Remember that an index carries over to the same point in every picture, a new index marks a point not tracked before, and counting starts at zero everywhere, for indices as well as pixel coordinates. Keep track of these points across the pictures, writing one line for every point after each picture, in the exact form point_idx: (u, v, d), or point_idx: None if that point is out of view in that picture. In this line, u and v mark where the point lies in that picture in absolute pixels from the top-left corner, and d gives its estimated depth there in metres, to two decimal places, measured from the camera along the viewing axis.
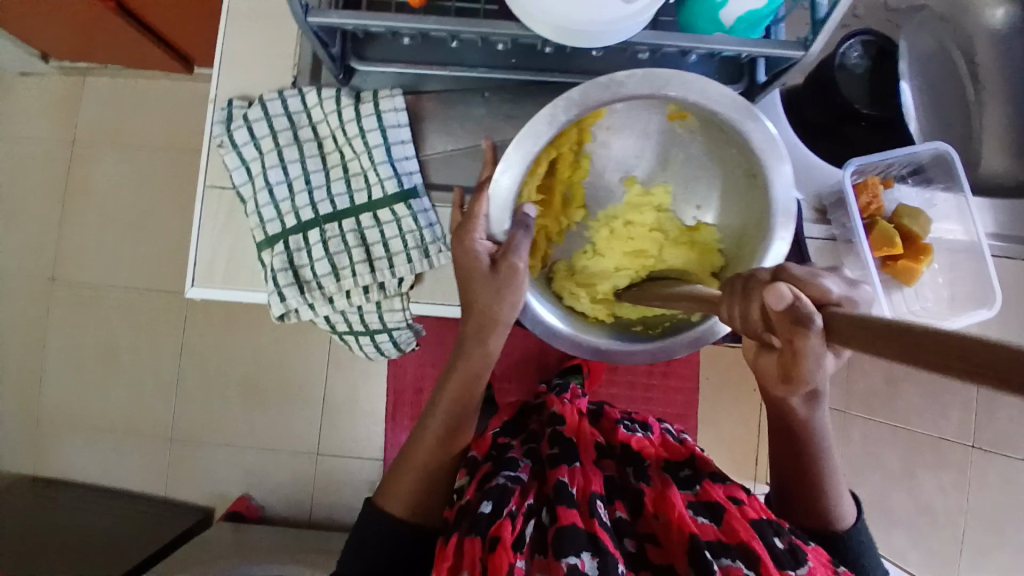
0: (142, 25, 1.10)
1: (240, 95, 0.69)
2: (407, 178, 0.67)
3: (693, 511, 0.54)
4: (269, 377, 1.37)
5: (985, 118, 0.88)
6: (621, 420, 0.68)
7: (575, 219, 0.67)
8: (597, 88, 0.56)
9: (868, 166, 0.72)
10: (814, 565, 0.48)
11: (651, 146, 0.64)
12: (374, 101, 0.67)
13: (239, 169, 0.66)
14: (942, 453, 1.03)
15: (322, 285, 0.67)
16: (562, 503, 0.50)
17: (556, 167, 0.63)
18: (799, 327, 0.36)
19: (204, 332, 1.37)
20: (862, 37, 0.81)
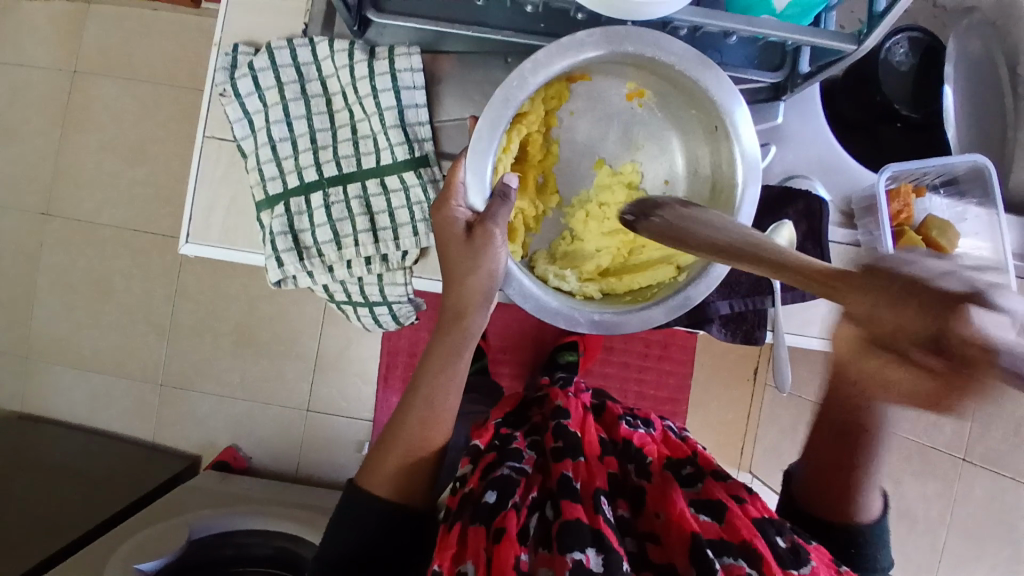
0: None
1: (246, 40, 0.64)
2: (419, 145, 0.64)
3: (695, 509, 0.52)
4: (262, 330, 1.35)
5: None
6: (623, 415, 0.66)
7: (551, 205, 0.68)
8: (557, 49, 0.53)
9: (903, 173, 0.68)
10: (817, 564, 0.47)
11: (613, 124, 0.66)
12: (389, 58, 0.62)
13: (241, 120, 0.62)
14: (933, 462, 1.03)
15: (323, 253, 0.64)
16: (565, 498, 0.48)
17: (527, 149, 0.63)
18: (938, 338, 0.30)
19: (198, 279, 1.35)
20: (910, 34, 0.76)
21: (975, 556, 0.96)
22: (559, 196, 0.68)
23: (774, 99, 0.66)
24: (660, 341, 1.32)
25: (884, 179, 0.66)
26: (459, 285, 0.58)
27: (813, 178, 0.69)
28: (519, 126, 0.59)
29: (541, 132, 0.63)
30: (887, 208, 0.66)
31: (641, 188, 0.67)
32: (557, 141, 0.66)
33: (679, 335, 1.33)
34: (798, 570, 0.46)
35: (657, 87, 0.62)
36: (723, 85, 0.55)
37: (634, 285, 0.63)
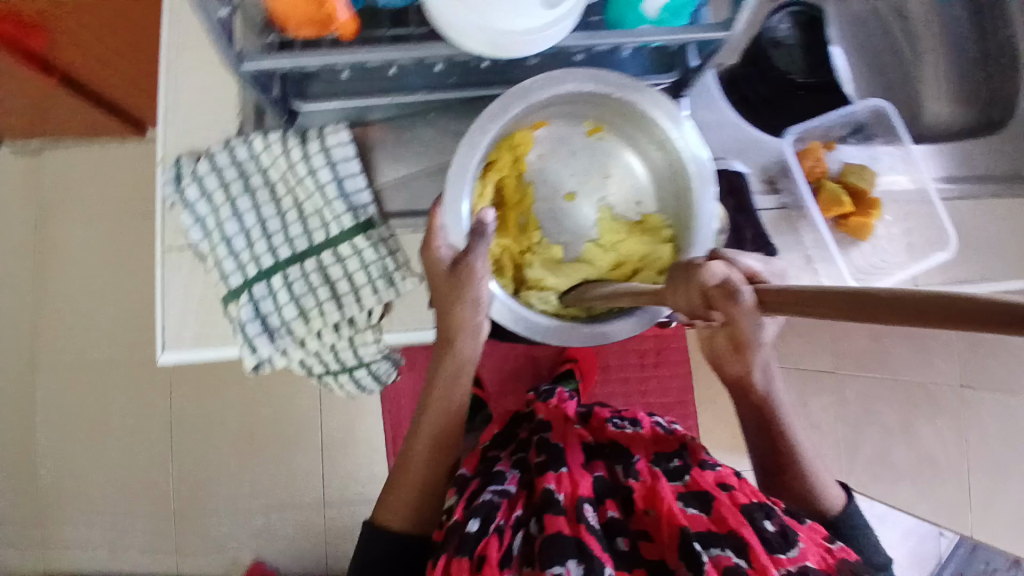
0: (78, 90, 1.10)
1: (186, 151, 0.69)
2: (363, 211, 0.67)
3: (684, 503, 0.54)
4: (263, 430, 1.35)
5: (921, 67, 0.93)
6: (611, 418, 0.69)
7: (535, 241, 0.68)
8: (508, 96, 0.58)
9: (807, 133, 0.74)
10: (805, 546, 0.49)
11: (584, 164, 0.69)
12: (319, 138, 0.66)
13: (194, 225, 0.66)
14: (935, 399, 1.08)
15: (292, 329, 0.66)
16: (548, 511, 0.50)
17: (503, 193, 0.67)
18: (731, 300, 0.42)
19: (192, 395, 1.35)
20: (791, 8, 0.82)
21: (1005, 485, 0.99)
22: (542, 232, 0.68)
23: (677, 97, 0.72)
24: (652, 348, 1.36)
25: (790, 143, 0.73)
26: (445, 315, 0.59)
27: (731, 157, 0.73)
28: (491, 174, 0.64)
29: (510, 176, 0.67)
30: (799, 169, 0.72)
31: (615, 215, 0.69)
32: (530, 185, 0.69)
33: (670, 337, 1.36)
34: (785, 554, 0.48)
35: (610, 117, 0.66)
36: (664, 99, 0.61)
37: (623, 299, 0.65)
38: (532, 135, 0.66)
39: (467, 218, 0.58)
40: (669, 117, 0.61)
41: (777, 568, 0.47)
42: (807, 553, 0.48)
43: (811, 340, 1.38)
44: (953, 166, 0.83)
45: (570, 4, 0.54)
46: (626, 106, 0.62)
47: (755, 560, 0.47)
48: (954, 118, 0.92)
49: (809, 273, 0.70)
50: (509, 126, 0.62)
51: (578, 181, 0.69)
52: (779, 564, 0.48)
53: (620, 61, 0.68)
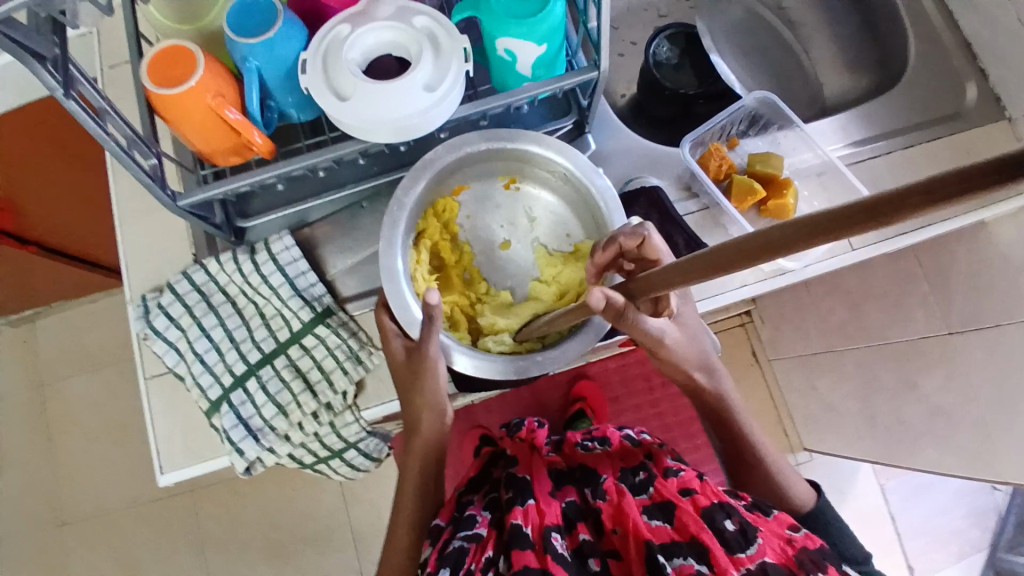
0: (50, 252, 1.21)
1: (151, 287, 0.75)
2: (318, 301, 0.72)
3: (649, 516, 0.61)
4: (293, 539, 1.36)
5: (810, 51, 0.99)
6: (580, 444, 0.79)
7: (483, 291, 0.72)
8: (417, 169, 0.67)
9: (704, 136, 0.79)
10: (761, 543, 0.57)
11: (512, 212, 0.74)
12: (266, 247, 0.72)
13: (169, 352, 0.71)
14: (926, 350, 1.07)
15: (274, 427, 0.69)
16: (516, 547, 0.55)
17: (441, 257, 0.72)
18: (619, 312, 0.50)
19: (216, 521, 1.37)
20: (667, 32, 0.89)
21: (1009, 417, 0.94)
22: (487, 282, 0.73)
23: (582, 135, 0.78)
24: (656, 370, 1.41)
25: (688, 150, 0.78)
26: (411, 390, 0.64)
27: (646, 174, 0.78)
28: (425, 241, 0.70)
29: (445, 241, 0.72)
30: (703, 171, 0.76)
31: (550, 250, 0.74)
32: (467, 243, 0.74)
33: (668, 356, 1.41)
34: (744, 553, 0.55)
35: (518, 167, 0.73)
36: (551, 140, 0.69)
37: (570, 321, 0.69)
38: (455, 201, 0.72)
39: (406, 290, 0.64)
40: (567, 156, 0.69)
41: (738, 567, 0.54)
42: (764, 549, 0.56)
43: (800, 322, 1.39)
44: (873, 122, 0.82)
45: (448, 82, 0.60)
46: (524, 154, 0.70)
47: (715, 562, 0.54)
48: (851, 84, 0.96)
49: None
50: (427, 194, 0.70)
51: (509, 229, 0.74)
52: (739, 563, 0.55)
53: (522, 116, 0.75)
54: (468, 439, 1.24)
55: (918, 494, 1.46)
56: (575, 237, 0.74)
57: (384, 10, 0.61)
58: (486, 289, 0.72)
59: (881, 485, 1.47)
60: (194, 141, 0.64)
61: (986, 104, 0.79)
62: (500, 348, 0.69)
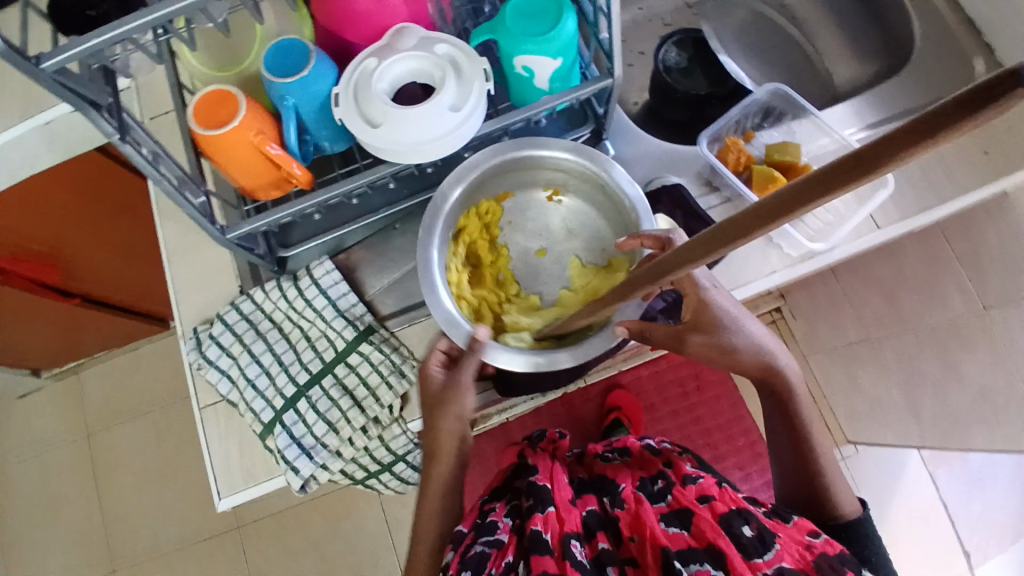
0: (93, 302, 1.26)
1: (201, 319, 0.79)
2: (360, 320, 0.75)
3: (668, 522, 0.64)
4: (341, 568, 1.37)
5: (815, 43, 1.01)
6: (602, 457, 0.82)
7: (514, 294, 0.75)
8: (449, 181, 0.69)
9: (720, 132, 0.81)
10: (780, 548, 0.59)
11: (551, 223, 0.77)
12: (308, 274, 0.75)
13: (222, 379, 0.74)
14: None
15: (326, 444, 0.71)
16: (535, 553, 0.58)
17: (478, 255, 0.75)
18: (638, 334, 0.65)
19: (265, 555, 1.39)
20: (674, 38, 0.92)
21: None
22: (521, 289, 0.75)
23: (601, 142, 0.80)
24: (691, 374, 1.40)
25: (705, 145, 0.79)
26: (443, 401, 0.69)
27: (665, 173, 0.80)
28: (461, 238, 0.73)
29: (483, 239, 0.75)
30: (725, 165, 0.77)
31: (584, 265, 0.75)
32: (506, 247, 0.77)
33: (703, 359, 1.40)
34: (762, 558, 0.58)
35: (563, 179, 0.75)
36: (591, 149, 0.70)
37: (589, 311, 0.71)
38: (499, 205, 0.75)
39: (437, 274, 0.67)
40: (602, 166, 0.70)
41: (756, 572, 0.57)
42: (782, 554, 0.58)
43: None
44: (889, 103, 0.83)
45: (472, 101, 0.64)
46: (566, 163, 0.72)
47: (733, 568, 0.57)
48: (860, 72, 0.97)
49: (773, 248, 0.75)
50: (467, 198, 0.72)
51: (547, 238, 0.77)
52: (756, 569, 0.57)
53: (541, 129, 0.79)
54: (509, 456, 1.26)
55: None
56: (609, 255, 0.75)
57: (408, 41, 0.66)
58: (518, 293, 0.75)
59: (930, 473, 1.34)
60: (238, 177, 0.68)
61: (995, 74, 0.82)
62: (518, 342, 0.69)
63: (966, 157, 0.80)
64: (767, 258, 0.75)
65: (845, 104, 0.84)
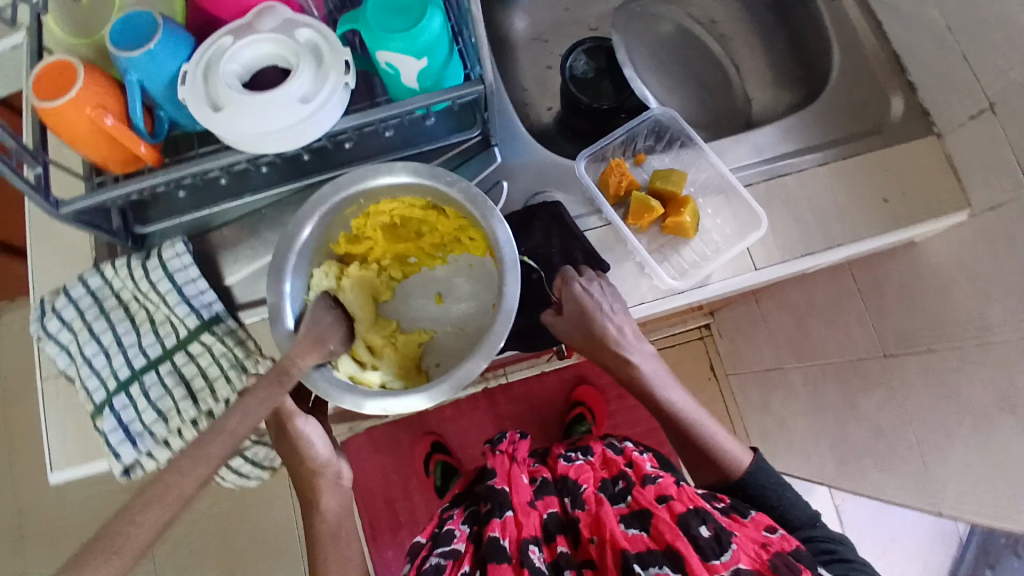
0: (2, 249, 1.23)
1: (51, 290, 0.76)
2: (207, 309, 0.72)
3: (626, 526, 0.70)
4: (240, 544, 1.35)
5: (741, 65, 1.00)
6: (565, 453, 0.85)
7: (395, 277, 0.73)
8: (341, 183, 0.63)
9: (604, 152, 0.81)
10: (736, 548, 0.64)
11: (456, 293, 0.72)
12: (158, 255, 0.72)
13: (58, 355, 0.71)
14: (868, 371, 0.99)
15: (154, 432, 0.69)
16: (494, 561, 0.68)
17: (425, 233, 0.70)
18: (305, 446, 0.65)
19: None
20: (584, 46, 0.90)
21: (937, 443, 0.88)
22: (391, 296, 0.73)
23: (487, 148, 0.77)
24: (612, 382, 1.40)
25: (584, 164, 0.78)
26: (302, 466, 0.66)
27: (550, 188, 0.78)
28: (406, 210, 0.67)
29: (441, 238, 0.70)
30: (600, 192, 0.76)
31: (421, 352, 0.71)
32: (447, 262, 0.73)
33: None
34: (718, 559, 0.63)
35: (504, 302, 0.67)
36: (517, 275, 0.61)
37: (367, 351, 0.67)
38: (482, 251, 0.70)
39: (314, 218, 0.63)
40: (510, 283, 0.61)
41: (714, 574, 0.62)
42: (738, 555, 0.63)
43: (753, 336, 1.33)
44: (791, 137, 0.82)
45: (326, 92, 0.60)
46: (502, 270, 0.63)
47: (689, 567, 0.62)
48: (776, 97, 0.98)
49: (645, 277, 0.74)
50: (435, 199, 0.66)
51: (450, 293, 0.72)
52: (711, 570, 0.62)
53: (428, 127, 0.75)
54: (420, 445, 1.35)
55: (877, 515, 1.44)
56: (432, 370, 0.71)
57: (268, 23, 0.62)
58: (389, 285, 0.72)
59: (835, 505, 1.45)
60: (85, 153, 0.64)
61: (911, 116, 0.81)
62: (323, 287, 0.66)
63: (858, 208, 0.77)
64: (638, 286, 0.74)
65: (750, 133, 0.83)
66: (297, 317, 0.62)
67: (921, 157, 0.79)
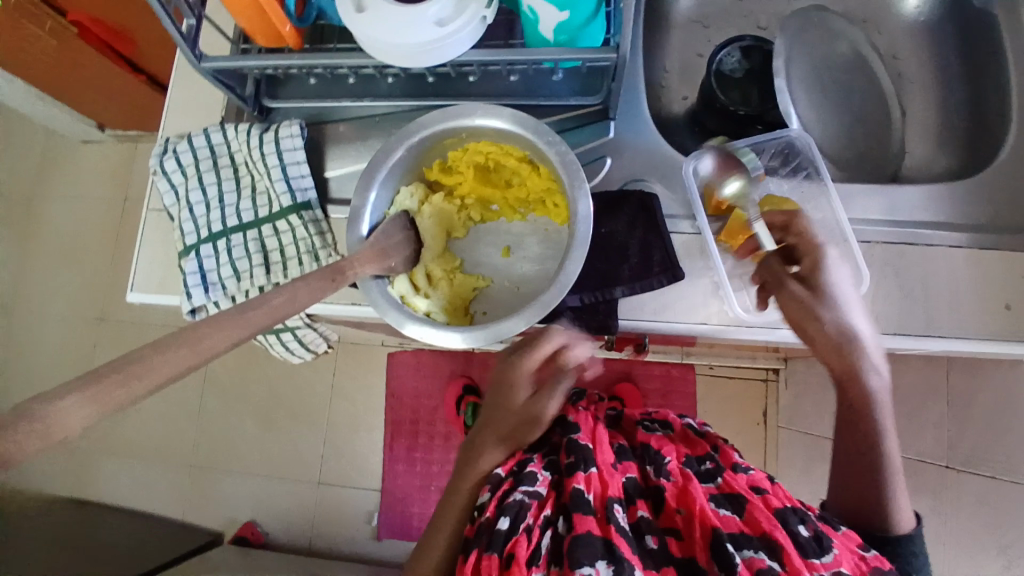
0: (153, 81, 1.36)
1: (181, 134, 0.83)
2: (301, 193, 0.76)
3: (716, 505, 0.59)
4: (275, 408, 1.48)
5: (909, 110, 0.90)
6: (642, 423, 0.76)
7: (473, 218, 0.74)
8: (452, 112, 0.65)
9: (719, 158, 0.76)
10: (839, 553, 0.55)
11: (526, 251, 0.72)
12: (276, 131, 0.77)
13: (170, 193, 0.79)
14: (922, 476, 0.91)
15: (225, 286, 0.75)
16: (578, 511, 0.56)
17: (515, 184, 0.71)
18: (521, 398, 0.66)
19: (221, 366, 1.51)
20: (742, 43, 0.84)
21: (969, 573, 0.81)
22: (464, 235, 0.74)
23: (604, 119, 0.76)
24: (656, 388, 1.41)
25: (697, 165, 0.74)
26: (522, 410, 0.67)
27: (651, 180, 0.75)
28: (505, 157, 0.69)
29: (529, 194, 0.71)
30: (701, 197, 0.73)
31: (472, 296, 0.72)
32: (525, 220, 0.74)
33: (676, 379, 1.42)
34: (819, 560, 0.53)
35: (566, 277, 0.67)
36: (582, 252, 0.61)
37: (424, 277, 0.69)
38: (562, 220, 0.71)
39: (416, 136, 0.65)
40: (573, 259, 0.61)
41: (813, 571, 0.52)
42: (842, 559, 0.54)
43: (816, 397, 1.24)
44: (933, 206, 0.74)
45: (461, 21, 0.61)
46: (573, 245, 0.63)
47: (789, 561, 0.52)
48: (935, 159, 0.87)
49: (716, 301, 0.70)
50: (535, 155, 0.66)
51: (520, 250, 0.73)
52: (813, 567, 0.53)
53: (553, 83, 0.74)
54: (454, 385, 1.40)
55: None
56: (477, 317, 0.72)
57: None
58: (465, 224, 0.74)
59: None
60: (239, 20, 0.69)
61: None
62: (404, 207, 0.69)
63: (976, 307, 0.69)
64: (705, 307, 0.71)
65: (885, 187, 0.75)
66: (371, 226, 0.65)
67: None
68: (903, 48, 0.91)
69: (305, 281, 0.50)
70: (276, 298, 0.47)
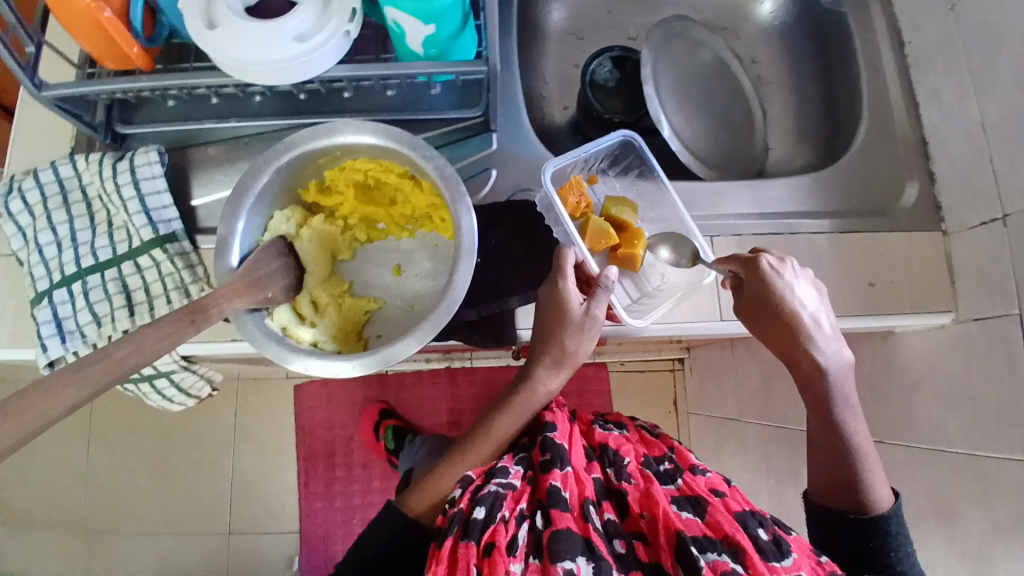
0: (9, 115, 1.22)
1: (25, 169, 0.75)
2: (165, 225, 0.70)
3: (678, 507, 0.60)
4: (175, 458, 1.36)
5: (771, 110, 0.98)
6: (596, 421, 0.76)
7: (361, 238, 0.72)
8: (324, 130, 0.62)
9: (565, 166, 0.74)
10: (797, 557, 0.56)
11: (418, 267, 0.71)
12: (130, 159, 0.70)
13: (14, 234, 0.70)
14: None
15: (85, 333, 0.68)
16: (555, 508, 0.57)
17: (399, 200, 0.69)
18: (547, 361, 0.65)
19: (108, 420, 1.37)
20: (611, 54, 0.88)
21: None
22: (351, 256, 0.72)
23: (486, 131, 0.75)
24: (574, 390, 1.44)
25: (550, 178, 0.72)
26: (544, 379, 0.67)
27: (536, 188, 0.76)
28: (386, 173, 0.67)
29: (413, 209, 0.69)
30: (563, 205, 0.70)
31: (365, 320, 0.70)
32: (416, 236, 0.72)
33: (591, 379, 1.44)
34: (779, 563, 0.55)
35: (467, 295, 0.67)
36: (470, 265, 0.60)
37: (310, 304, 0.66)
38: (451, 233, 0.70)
39: (286, 156, 0.62)
40: (461, 273, 0.60)
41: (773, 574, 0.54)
42: (799, 563, 0.55)
43: (718, 382, 1.31)
44: (801, 196, 0.80)
45: (321, 37, 0.58)
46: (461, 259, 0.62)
47: (751, 565, 0.54)
48: (794, 154, 0.95)
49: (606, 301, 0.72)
50: (415, 170, 0.65)
51: (412, 266, 0.71)
52: (774, 570, 0.54)
53: (431, 96, 0.73)
54: (369, 412, 1.34)
55: None
56: (372, 341, 0.70)
57: None
58: (351, 245, 0.71)
59: None
60: (82, 42, 0.62)
61: (924, 208, 0.78)
62: (280, 232, 0.66)
63: (841, 286, 0.75)
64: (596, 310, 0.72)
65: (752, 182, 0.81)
66: (243, 256, 0.61)
67: (920, 250, 0.77)
68: (761, 55, 0.99)
69: (154, 324, 0.44)
70: (119, 349, 0.41)
